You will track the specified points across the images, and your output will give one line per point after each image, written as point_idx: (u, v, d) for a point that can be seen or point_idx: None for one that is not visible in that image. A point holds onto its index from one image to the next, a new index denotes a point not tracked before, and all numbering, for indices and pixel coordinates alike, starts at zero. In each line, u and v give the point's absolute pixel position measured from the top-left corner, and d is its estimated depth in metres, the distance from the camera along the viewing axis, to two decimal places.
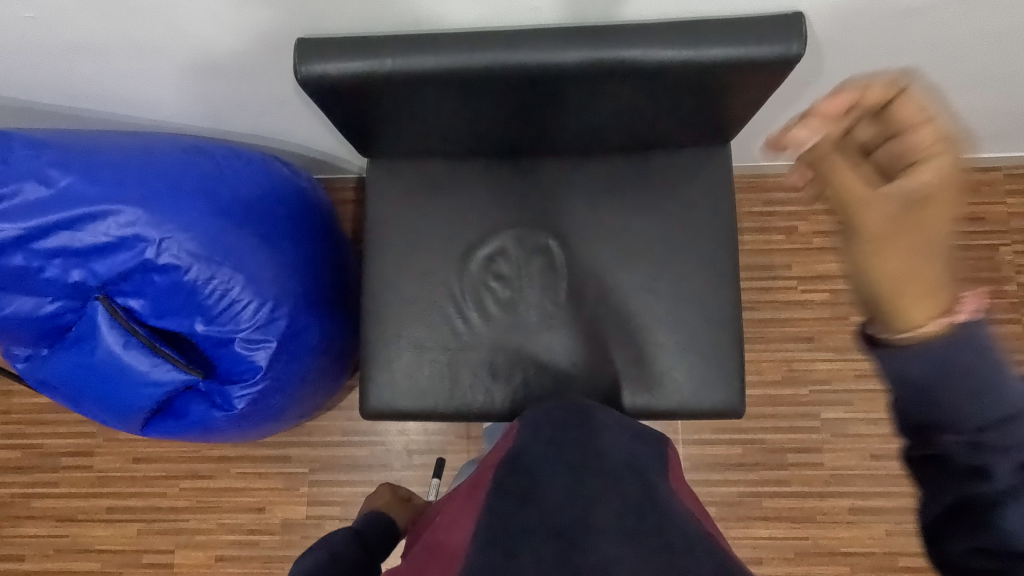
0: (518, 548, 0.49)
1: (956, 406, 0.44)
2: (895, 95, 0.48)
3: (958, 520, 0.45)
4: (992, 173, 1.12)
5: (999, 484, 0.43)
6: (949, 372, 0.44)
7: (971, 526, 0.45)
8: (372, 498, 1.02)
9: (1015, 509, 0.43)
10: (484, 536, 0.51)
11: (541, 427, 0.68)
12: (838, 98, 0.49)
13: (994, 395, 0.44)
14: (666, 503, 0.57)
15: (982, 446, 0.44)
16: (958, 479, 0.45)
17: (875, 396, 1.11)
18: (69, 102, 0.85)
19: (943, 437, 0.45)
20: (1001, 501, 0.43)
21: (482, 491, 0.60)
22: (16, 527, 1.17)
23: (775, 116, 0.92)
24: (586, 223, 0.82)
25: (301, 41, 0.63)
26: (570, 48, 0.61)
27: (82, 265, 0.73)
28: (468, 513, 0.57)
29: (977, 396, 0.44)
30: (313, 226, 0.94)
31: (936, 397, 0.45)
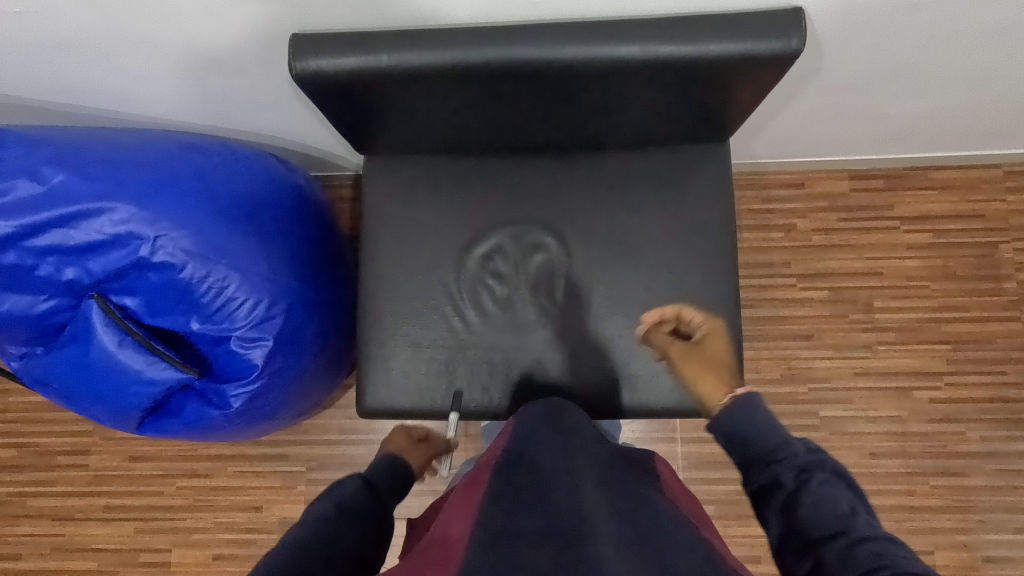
0: (514, 542, 0.49)
1: (737, 440, 0.60)
2: (679, 310, 0.75)
3: (783, 533, 0.52)
4: (992, 170, 1.12)
5: (790, 486, 0.54)
6: (729, 427, 0.61)
7: (788, 531, 0.52)
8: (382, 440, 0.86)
9: (808, 500, 0.52)
10: (481, 530, 0.51)
11: (536, 432, 0.68)
12: (655, 314, 0.74)
13: (766, 433, 0.59)
14: (661, 511, 0.56)
15: (769, 461, 0.56)
16: (769, 499, 0.55)
17: (874, 394, 1.11)
18: (63, 98, 0.84)
19: (746, 472, 0.58)
20: (795, 496, 0.53)
21: (478, 489, 0.60)
22: (12, 526, 1.16)
23: (775, 113, 0.91)
24: (584, 220, 0.81)
25: (295, 37, 0.62)
26: (567, 44, 0.60)
27: (76, 263, 0.72)
28: (464, 511, 0.56)
29: (751, 432, 0.59)
30: (309, 223, 0.94)
31: (736, 437, 0.60)
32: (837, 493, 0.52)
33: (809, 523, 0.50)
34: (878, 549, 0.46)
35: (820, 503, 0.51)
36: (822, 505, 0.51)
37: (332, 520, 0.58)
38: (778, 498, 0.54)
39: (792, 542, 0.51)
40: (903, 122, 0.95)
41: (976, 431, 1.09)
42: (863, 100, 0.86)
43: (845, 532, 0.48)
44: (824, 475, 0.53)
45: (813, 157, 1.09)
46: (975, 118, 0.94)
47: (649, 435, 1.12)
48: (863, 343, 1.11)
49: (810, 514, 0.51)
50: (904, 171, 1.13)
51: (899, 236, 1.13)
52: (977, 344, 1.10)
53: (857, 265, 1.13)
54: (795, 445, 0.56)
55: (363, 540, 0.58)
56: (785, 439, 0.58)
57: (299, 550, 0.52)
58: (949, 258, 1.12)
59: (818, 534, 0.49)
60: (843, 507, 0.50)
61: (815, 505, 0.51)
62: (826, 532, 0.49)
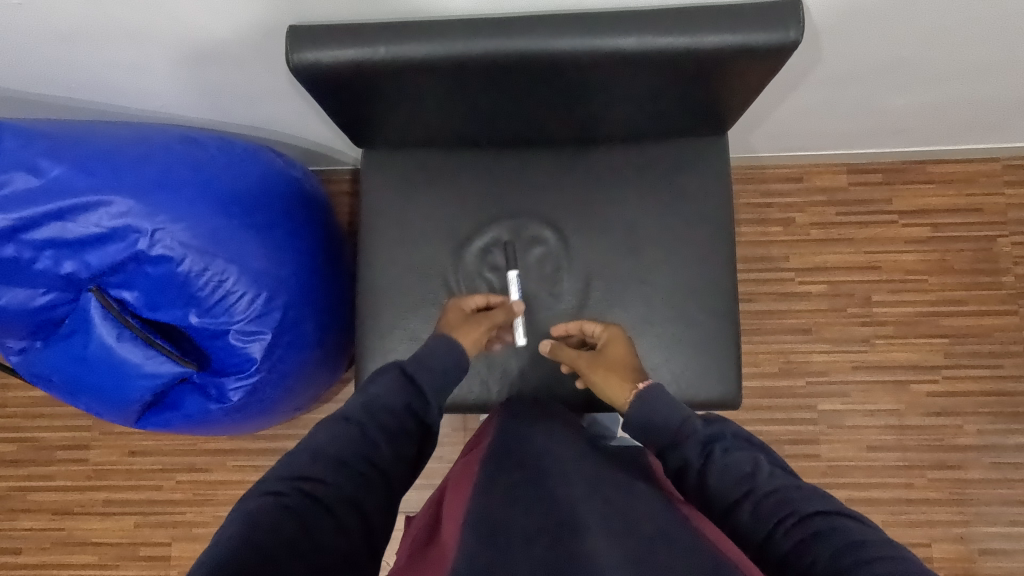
0: (507, 534, 0.49)
1: (650, 434, 0.65)
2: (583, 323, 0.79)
3: (702, 504, 0.57)
4: (991, 164, 1.12)
5: (696, 462, 0.59)
6: (639, 426, 0.66)
7: (705, 499, 0.56)
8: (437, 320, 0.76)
9: (713, 469, 0.57)
10: (474, 523, 0.51)
11: (523, 431, 0.69)
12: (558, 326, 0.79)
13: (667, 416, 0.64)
14: (651, 500, 0.57)
15: (676, 444, 0.61)
16: (683, 478, 0.60)
17: (872, 387, 1.11)
18: (61, 90, 0.84)
19: (662, 460, 0.63)
20: (703, 469, 0.58)
21: (469, 484, 0.60)
22: (12, 520, 1.16)
23: (773, 106, 0.91)
24: (583, 214, 0.81)
25: (293, 28, 0.62)
26: (565, 35, 0.60)
27: (74, 256, 0.72)
28: (456, 506, 0.56)
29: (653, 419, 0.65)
30: (308, 217, 0.94)
31: (649, 431, 0.65)
32: (736, 456, 0.57)
33: (718, 489, 0.55)
34: (778, 495, 0.51)
35: (724, 470, 0.56)
36: (726, 471, 0.56)
37: (354, 423, 0.57)
38: (688, 474, 0.59)
39: (711, 510, 0.56)
40: (902, 116, 0.95)
41: (973, 424, 1.09)
42: (862, 92, 0.86)
43: (746, 490, 0.53)
44: (722, 445, 0.59)
45: (811, 151, 1.09)
46: (974, 110, 0.94)
47: None
48: (862, 336, 1.12)
49: (716, 482, 0.56)
50: (903, 165, 1.13)
51: (897, 229, 1.13)
52: (974, 337, 1.10)
53: (856, 259, 1.13)
54: (693, 423, 0.62)
55: (388, 441, 0.58)
56: (684, 419, 0.63)
57: (314, 463, 0.52)
58: (947, 252, 1.12)
59: (730, 499, 0.54)
60: (744, 468, 0.56)
61: (718, 473, 0.56)
62: (732, 495, 0.54)
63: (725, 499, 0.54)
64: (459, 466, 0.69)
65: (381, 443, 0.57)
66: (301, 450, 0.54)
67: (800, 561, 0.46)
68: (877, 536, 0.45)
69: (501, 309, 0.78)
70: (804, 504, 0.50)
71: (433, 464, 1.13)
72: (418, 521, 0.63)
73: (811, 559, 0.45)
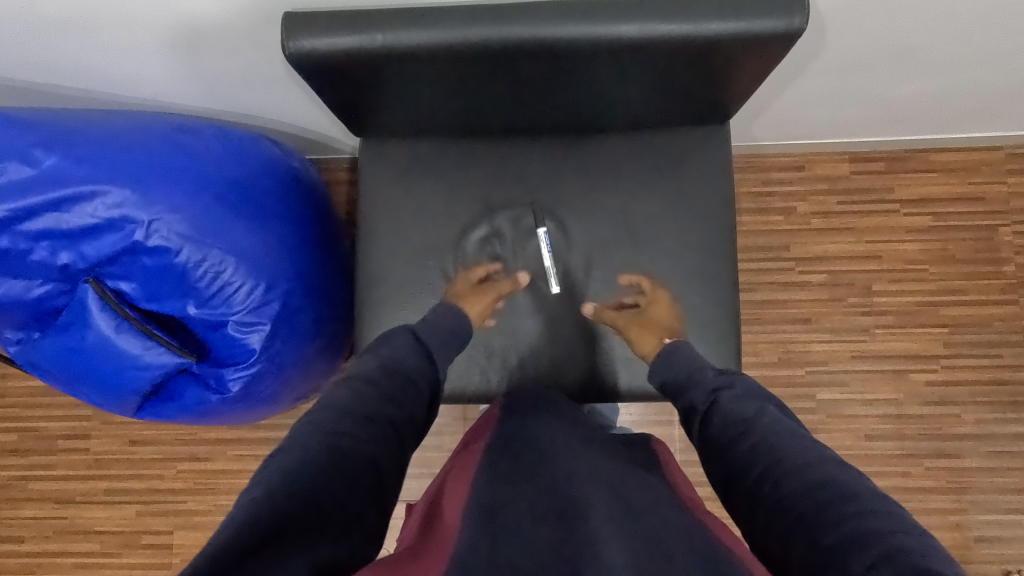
0: (507, 520, 0.49)
1: (670, 384, 0.69)
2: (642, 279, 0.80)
3: (703, 446, 0.60)
4: (994, 152, 1.11)
5: (703, 405, 0.62)
6: (662, 375, 0.71)
7: (706, 441, 0.59)
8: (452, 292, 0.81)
9: (716, 413, 0.60)
10: (473, 509, 0.51)
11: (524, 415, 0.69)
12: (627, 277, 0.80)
13: (689, 368, 0.68)
14: (655, 487, 0.57)
15: (690, 392, 0.65)
16: (693, 421, 0.63)
17: (871, 376, 1.11)
18: (53, 77, 0.82)
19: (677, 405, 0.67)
20: (708, 413, 0.61)
21: (470, 471, 0.60)
22: (14, 509, 1.17)
23: (776, 94, 0.90)
24: (582, 203, 0.81)
25: (288, 15, 0.60)
26: (566, 23, 0.59)
27: (70, 247, 0.71)
28: (458, 493, 0.56)
29: (676, 370, 0.69)
30: (307, 207, 0.93)
31: (670, 380, 0.70)
32: (743, 403, 0.59)
33: (717, 432, 0.58)
34: (769, 441, 0.52)
35: (727, 414, 0.58)
36: (727, 415, 0.58)
37: (374, 384, 0.59)
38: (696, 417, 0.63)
39: (709, 455, 0.58)
40: (905, 103, 0.94)
41: (971, 413, 1.09)
42: (865, 79, 0.85)
43: (741, 434, 0.55)
44: (729, 392, 0.61)
45: (813, 139, 1.09)
46: (978, 97, 0.93)
47: (647, 419, 1.12)
48: (861, 326, 1.11)
49: (718, 426, 0.58)
50: (905, 153, 1.12)
51: (898, 219, 1.12)
52: (974, 327, 1.10)
53: (856, 248, 1.12)
54: (708, 373, 0.66)
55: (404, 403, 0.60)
56: (700, 370, 0.67)
57: (339, 420, 0.54)
58: (948, 241, 1.11)
59: (726, 442, 0.56)
60: (744, 414, 0.57)
61: (721, 417, 0.59)
62: (729, 438, 0.56)
63: (725, 439, 0.56)
64: (460, 453, 0.69)
65: (400, 406, 0.59)
66: (325, 407, 0.55)
67: (781, 505, 0.47)
68: (864, 487, 0.45)
69: (507, 281, 0.81)
70: (794, 450, 0.50)
71: (433, 454, 1.14)
72: (418, 508, 0.63)
73: (792, 503, 0.46)
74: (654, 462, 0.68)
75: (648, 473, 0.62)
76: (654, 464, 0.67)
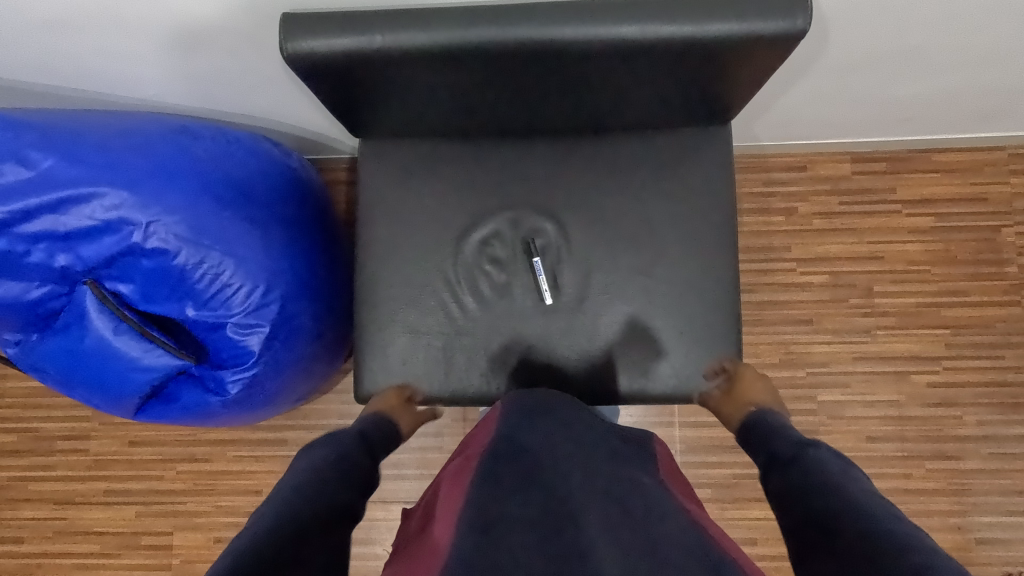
0: (501, 530, 0.49)
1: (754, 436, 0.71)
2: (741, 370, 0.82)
3: (774, 488, 0.61)
4: (997, 153, 1.10)
5: (782, 453, 0.64)
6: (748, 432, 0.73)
7: (778, 483, 0.60)
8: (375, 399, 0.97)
9: (795, 460, 0.61)
10: (466, 519, 0.51)
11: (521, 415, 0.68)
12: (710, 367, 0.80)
13: (774, 427, 0.70)
14: (653, 490, 0.57)
15: (772, 442, 0.67)
16: (768, 466, 0.65)
17: (872, 378, 1.11)
18: (51, 78, 0.82)
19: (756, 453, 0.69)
20: (786, 459, 0.62)
21: (465, 476, 0.60)
22: (14, 510, 1.17)
23: (778, 94, 0.89)
24: (582, 205, 0.80)
25: (286, 16, 0.60)
26: (566, 25, 0.59)
27: (68, 249, 0.71)
28: (452, 501, 0.56)
29: (763, 425, 0.71)
30: (305, 207, 0.93)
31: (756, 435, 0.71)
32: (822, 458, 0.60)
33: (793, 475, 0.59)
34: (844, 491, 0.53)
35: (806, 466, 0.59)
36: (806, 464, 0.59)
37: (322, 471, 0.61)
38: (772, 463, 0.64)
39: (778, 495, 0.59)
40: (907, 104, 0.93)
41: (973, 415, 1.09)
42: (868, 80, 0.84)
43: (818, 479, 0.56)
44: (813, 446, 0.62)
45: (815, 139, 1.08)
46: (981, 98, 0.92)
47: (647, 420, 1.12)
48: (863, 327, 1.11)
49: (795, 470, 0.60)
50: (907, 153, 1.11)
51: (900, 219, 1.12)
52: (975, 328, 1.10)
53: (858, 249, 1.12)
54: (791, 432, 0.67)
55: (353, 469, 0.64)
56: (784, 429, 0.68)
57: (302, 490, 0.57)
58: (950, 242, 1.11)
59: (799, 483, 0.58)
60: (824, 464, 0.58)
61: (800, 464, 0.60)
62: (803, 482, 0.57)
63: (800, 485, 0.57)
64: (457, 457, 0.69)
65: (344, 491, 0.60)
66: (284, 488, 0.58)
67: (842, 544, 0.48)
68: (935, 552, 0.44)
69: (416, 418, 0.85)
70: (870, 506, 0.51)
71: (433, 455, 1.13)
72: (415, 514, 0.63)
73: (856, 543, 0.47)
74: (650, 456, 0.68)
75: (644, 470, 0.62)
76: (649, 458, 0.67)
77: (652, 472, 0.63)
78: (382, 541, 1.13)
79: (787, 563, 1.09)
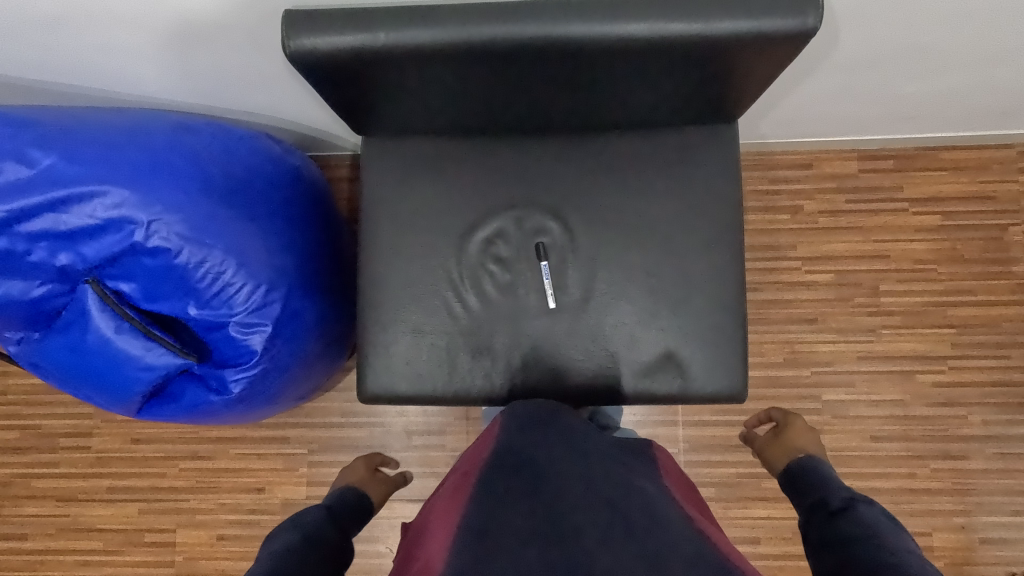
0: (500, 546, 0.49)
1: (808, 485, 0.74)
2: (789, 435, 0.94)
3: (821, 535, 0.64)
4: (1006, 151, 1.10)
5: (836, 504, 0.67)
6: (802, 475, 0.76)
7: (825, 531, 0.64)
8: (345, 471, 1.02)
9: (849, 513, 0.64)
10: (464, 537, 0.51)
11: (520, 422, 0.68)
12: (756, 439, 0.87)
13: (829, 481, 0.73)
14: (654, 500, 0.57)
15: (827, 492, 0.70)
16: (817, 514, 0.68)
17: (877, 377, 1.10)
18: (50, 75, 0.81)
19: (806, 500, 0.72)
20: (839, 512, 0.66)
21: (463, 492, 0.60)
22: (17, 506, 1.17)
23: (787, 91, 0.89)
24: (589, 203, 0.79)
25: (288, 12, 0.59)
26: (574, 21, 0.58)
27: (69, 248, 0.70)
28: (449, 518, 0.56)
29: (818, 476, 0.74)
30: (308, 207, 0.92)
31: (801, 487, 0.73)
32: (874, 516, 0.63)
33: (843, 526, 0.63)
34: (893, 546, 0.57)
35: (856, 520, 0.63)
36: (858, 517, 0.63)
37: (299, 550, 0.65)
38: (823, 512, 0.67)
39: (824, 541, 0.63)
40: (915, 102, 0.92)
41: (978, 415, 1.08)
42: (877, 77, 0.83)
43: (868, 532, 0.60)
44: (867, 502, 0.65)
45: (821, 137, 1.07)
46: (990, 95, 0.91)
47: (650, 419, 1.11)
48: (868, 326, 1.10)
49: (848, 522, 0.63)
50: (915, 151, 1.11)
51: (907, 218, 1.11)
52: (982, 328, 1.09)
53: (864, 248, 1.11)
54: (846, 488, 0.70)
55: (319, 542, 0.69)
56: (841, 485, 0.71)
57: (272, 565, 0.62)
58: (958, 241, 1.10)
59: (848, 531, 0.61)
60: (876, 520, 0.62)
61: (852, 518, 0.63)
62: (855, 533, 0.61)
63: (845, 536, 0.61)
64: (456, 471, 0.69)
65: (322, 564, 0.65)
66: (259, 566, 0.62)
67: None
68: None
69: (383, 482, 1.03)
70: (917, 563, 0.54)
71: (435, 453, 1.13)
72: (415, 529, 0.63)
73: None
74: (653, 468, 0.68)
75: (645, 480, 0.62)
76: (653, 471, 0.67)
77: (652, 480, 0.63)
78: (385, 539, 1.13)
79: (790, 563, 1.09)
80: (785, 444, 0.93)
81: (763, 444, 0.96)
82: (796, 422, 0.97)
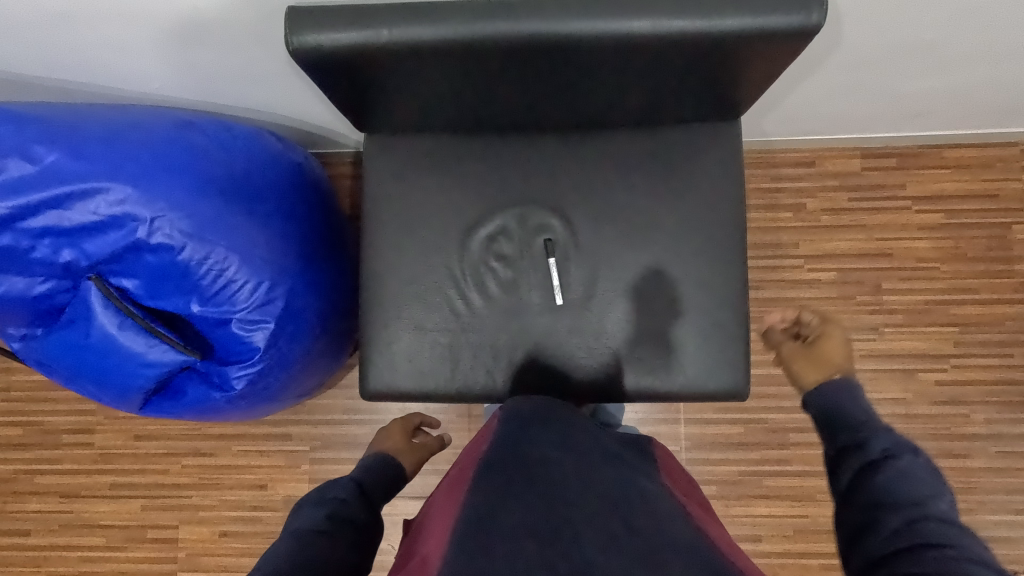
0: (498, 541, 0.49)
1: (835, 411, 0.65)
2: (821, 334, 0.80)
3: (851, 487, 0.58)
4: (1009, 149, 1.09)
5: (872, 452, 0.59)
6: (830, 397, 0.66)
7: (856, 487, 0.57)
8: (380, 435, 0.97)
9: (888, 470, 0.56)
10: (463, 530, 0.51)
11: (520, 418, 0.68)
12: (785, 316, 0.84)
13: (857, 412, 0.64)
14: (654, 499, 0.57)
15: (860, 431, 0.61)
16: (844, 456, 0.61)
17: (879, 375, 1.10)
18: (53, 71, 0.81)
19: (835, 433, 0.63)
20: (875, 464, 0.58)
21: (463, 487, 0.60)
22: (20, 502, 1.17)
23: (790, 89, 0.88)
24: (591, 201, 0.79)
25: (291, 9, 0.59)
26: (577, 18, 0.58)
27: (72, 245, 0.71)
28: (448, 514, 0.56)
29: (845, 406, 0.64)
30: (310, 204, 0.92)
31: (835, 413, 0.64)
32: (923, 477, 0.56)
33: (881, 489, 0.56)
34: (941, 534, 0.50)
35: (902, 480, 0.55)
36: (901, 480, 0.55)
37: (324, 533, 0.65)
38: (854, 457, 0.60)
39: (857, 500, 0.56)
40: (918, 100, 0.92)
41: (980, 413, 1.08)
42: (880, 75, 0.83)
43: (914, 508, 0.53)
44: (910, 457, 0.57)
45: (823, 134, 1.07)
46: (993, 93, 0.90)
47: (652, 416, 1.11)
48: (870, 324, 1.10)
49: (886, 484, 0.56)
50: (918, 149, 1.10)
51: (910, 216, 1.11)
52: (985, 326, 1.09)
53: (867, 246, 1.11)
54: (883, 428, 0.61)
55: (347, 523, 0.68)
56: (873, 420, 0.62)
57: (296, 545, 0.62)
58: (961, 239, 1.10)
59: (889, 501, 0.54)
60: (922, 487, 0.55)
61: (891, 479, 0.56)
62: (896, 504, 0.54)
63: (881, 500, 0.55)
64: (455, 466, 0.69)
65: (345, 547, 0.64)
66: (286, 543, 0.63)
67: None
68: None
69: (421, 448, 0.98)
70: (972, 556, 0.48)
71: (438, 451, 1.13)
72: (415, 524, 0.63)
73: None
74: (653, 467, 0.67)
75: (644, 478, 0.62)
76: (654, 470, 0.67)
77: (651, 478, 0.63)
78: (387, 536, 1.13)
79: (792, 561, 1.09)
80: (818, 359, 0.78)
81: (788, 351, 0.80)
82: (832, 334, 0.80)
